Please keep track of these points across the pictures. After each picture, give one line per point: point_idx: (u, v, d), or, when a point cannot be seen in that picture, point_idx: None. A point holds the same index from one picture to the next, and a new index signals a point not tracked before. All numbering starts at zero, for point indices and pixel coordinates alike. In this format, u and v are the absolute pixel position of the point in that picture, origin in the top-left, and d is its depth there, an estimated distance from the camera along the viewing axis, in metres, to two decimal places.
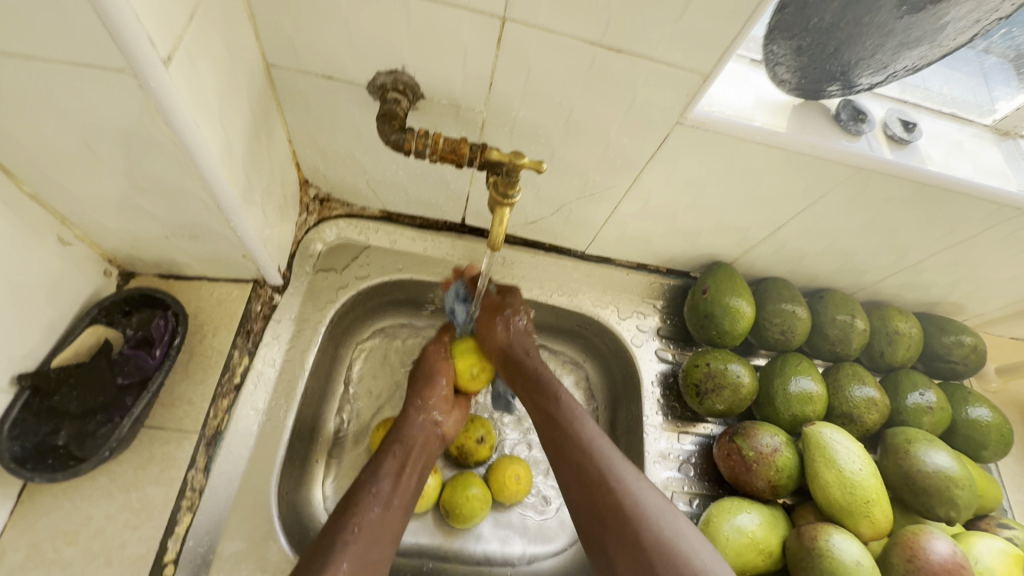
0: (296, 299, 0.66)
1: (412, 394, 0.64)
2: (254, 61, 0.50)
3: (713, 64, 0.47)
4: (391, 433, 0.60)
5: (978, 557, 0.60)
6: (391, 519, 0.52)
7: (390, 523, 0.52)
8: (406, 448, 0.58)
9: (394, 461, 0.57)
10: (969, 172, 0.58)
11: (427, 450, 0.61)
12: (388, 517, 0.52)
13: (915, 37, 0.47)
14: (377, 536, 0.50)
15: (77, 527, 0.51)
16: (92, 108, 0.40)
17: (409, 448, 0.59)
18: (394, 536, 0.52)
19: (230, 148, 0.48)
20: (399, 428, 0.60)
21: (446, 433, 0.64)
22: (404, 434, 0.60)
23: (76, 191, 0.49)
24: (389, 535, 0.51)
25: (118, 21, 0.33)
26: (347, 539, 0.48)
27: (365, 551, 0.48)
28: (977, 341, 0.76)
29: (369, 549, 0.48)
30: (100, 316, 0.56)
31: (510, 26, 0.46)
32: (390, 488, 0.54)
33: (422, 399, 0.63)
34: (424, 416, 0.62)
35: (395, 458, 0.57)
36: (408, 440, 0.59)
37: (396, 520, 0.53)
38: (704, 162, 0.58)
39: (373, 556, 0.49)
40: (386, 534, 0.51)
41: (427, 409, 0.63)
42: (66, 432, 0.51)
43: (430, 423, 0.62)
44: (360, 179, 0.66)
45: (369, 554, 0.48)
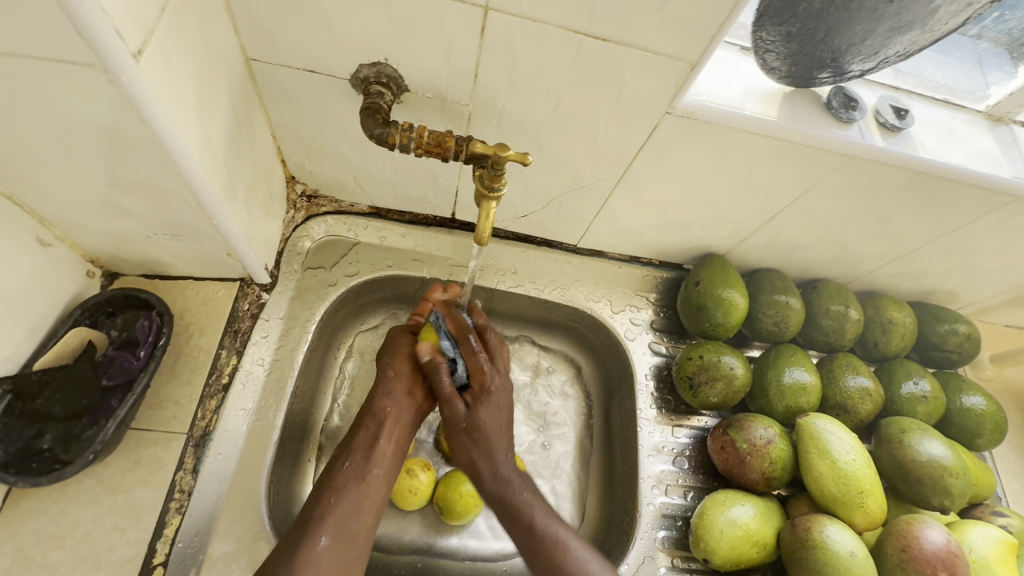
0: (285, 297, 0.65)
1: (383, 363, 0.61)
2: (233, 55, 0.49)
3: (700, 53, 0.46)
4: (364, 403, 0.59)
5: (972, 545, 0.60)
6: (370, 490, 0.53)
7: (370, 493, 0.53)
8: (378, 421, 0.57)
9: (367, 434, 0.56)
10: (962, 159, 0.58)
11: (401, 422, 0.58)
12: (365, 490, 0.53)
13: (905, 21, 0.46)
14: (358, 506, 0.52)
15: (65, 530, 0.51)
16: (64, 106, 0.39)
17: (383, 419, 0.57)
18: (375, 506, 0.53)
19: (209, 145, 0.47)
20: (372, 399, 0.58)
21: (421, 403, 0.60)
22: (376, 407, 0.58)
23: (54, 191, 0.48)
24: (368, 505, 0.53)
25: (84, 13, 0.32)
26: (324, 514, 0.50)
27: (343, 522, 0.50)
28: (972, 329, 0.76)
29: (348, 519, 0.51)
30: (84, 318, 0.56)
31: (494, 16, 0.45)
32: (364, 462, 0.54)
33: (391, 372, 0.59)
34: (397, 387, 0.59)
35: (368, 432, 0.56)
36: (379, 411, 0.57)
37: (376, 490, 0.54)
38: (695, 153, 0.57)
39: (352, 526, 0.51)
40: (368, 505, 0.53)
41: (400, 380, 0.59)
42: (52, 435, 0.50)
43: (404, 392, 0.59)
44: (347, 175, 0.65)
45: (349, 526, 0.50)
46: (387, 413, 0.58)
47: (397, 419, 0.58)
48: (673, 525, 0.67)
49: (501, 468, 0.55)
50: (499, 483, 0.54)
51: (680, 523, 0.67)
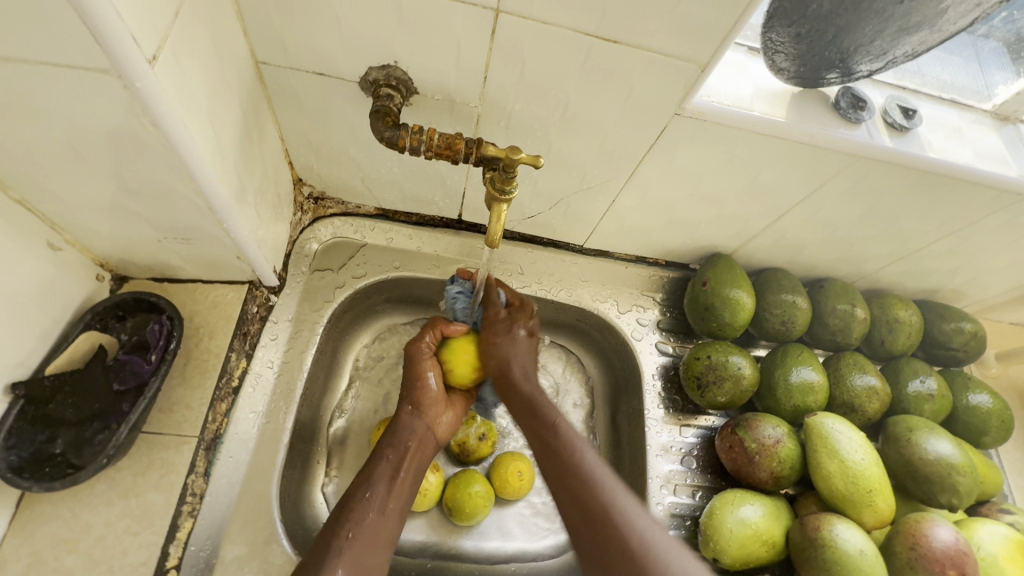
0: (293, 300, 0.65)
1: (405, 397, 0.61)
2: (242, 58, 0.49)
3: (711, 54, 0.46)
4: (383, 437, 0.58)
5: (981, 543, 0.60)
6: (386, 524, 0.52)
7: (385, 527, 0.52)
8: (398, 453, 0.57)
9: (388, 468, 0.55)
10: (969, 159, 0.58)
11: (416, 461, 0.58)
12: (384, 522, 0.52)
13: (914, 21, 0.46)
14: (374, 542, 0.50)
15: (77, 535, 0.51)
16: (77, 112, 0.39)
17: (403, 451, 0.57)
18: (389, 541, 0.51)
19: (220, 148, 0.47)
20: (392, 431, 0.58)
21: (440, 435, 0.61)
22: (397, 438, 0.58)
23: (64, 196, 0.48)
24: (383, 540, 0.51)
25: (99, 19, 0.32)
26: (341, 547, 0.48)
27: (359, 558, 0.48)
28: (977, 327, 0.76)
29: (363, 555, 0.48)
30: (94, 322, 0.55)
31: (504, 18, 0.45)
32: (384, 494, 0.53)
33: (414, 405, 0.60)
34: (417, 419, 0.59)
35: (389, 462, 0.56)
36: (401, 444, 0.58)
37: (391, 525, 0.52)
38: (704, 154, 0.57)
39: (365, 562, 0.48)
40: (381, 539, 0.51)
41: (421, 413, 0.60)
42: (64, 439, 0.51)
43: (423, 426, 0.59)
44: (355, 177, 0.65)
45: (363, 561, 0.48)
46: (408, 446, 0.58)
47: (415, 454, 0.58)
48: (682, 525, 0.67)
49: (529, 368, 0.61)
50: (530, 387, 0.60)
51: (688, 522, 0.67)
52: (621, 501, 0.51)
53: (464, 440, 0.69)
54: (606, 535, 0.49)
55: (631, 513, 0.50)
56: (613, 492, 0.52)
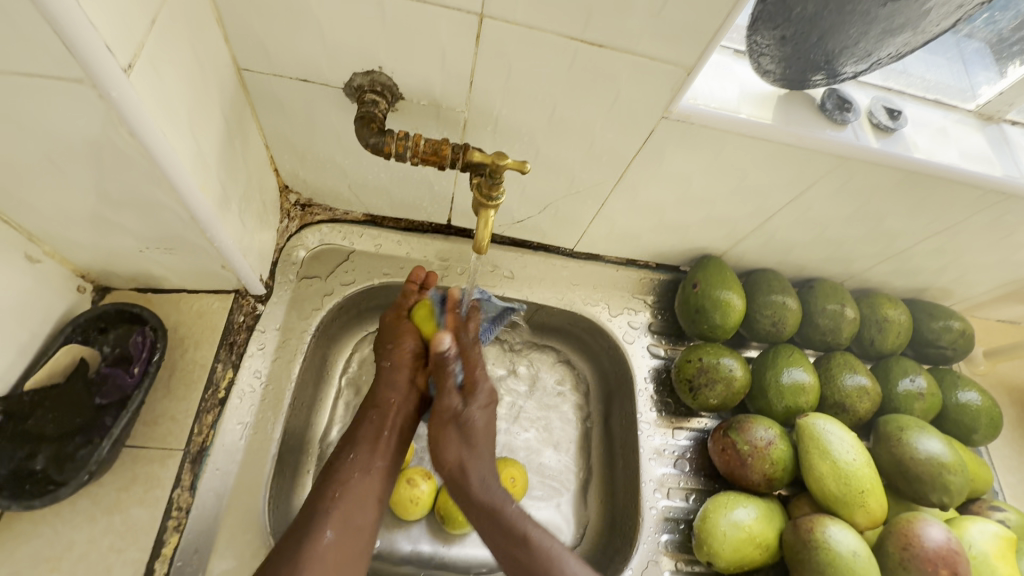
0: (281, 308, 0.65)
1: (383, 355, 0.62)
2: (224, 65, 0.48)
3: (696, 58, 0.46)
4: (366, 400, 0.60)
5: (972, 541, 0.60)
6: (372, 483, 0.54)
7: (371, 487, 0.54)
8: (381, 413, 0.58)
9: (372, 427, 0.57)
10: (954, 159, 0.58)
11: (397, 416, 0.59)
12: (369, 481, 0.54)
13: (898, 23, 0.46)
14: (363, 500, 0.53)
15: (60, 553, 0.50)
16: (50, 122, 0.38)
17: (386, 410, 0.58)
18: (378, 500, 0.54)
19: (202, 157, 0.46)
20: (374, 394, 0.60)
21: (425, 388, 0.62)
22: (380, 399, 0.59)
23: (41, 207, 0.46)
24: (370, 498, 0.53)
25: (71, 27, 0.31)
26: (327, 508, 0.50)
27: (348, 516, 0.51)
28: (965, 325, 0.77)
29: (351, 514, 0.51)
30: (76, 334, 0.54)
31: (489, 23, 0.45)
32: (369, 455, 0.55)
33: (389, 360, 0.61)
34: (398, 375, 0.60)
35: (372, 424, 0.57)
36: (383, 402, 0.59)
37: (376, 484, 0.54)
38: (692, 156, 0.57)
39: (355, 520, 0.51)
40: (368, 498, 0.53)
41: (400, 368, 0.60)
42: (44, 456, 0.50)
43: (401, 381, 0.60)
44: (342, 183, 0.64)
45: (352, 519, 0.51)
46: (390, 403, 0.59)
47: (399, 410, 0.59)
48: (677, 528, 0.67)
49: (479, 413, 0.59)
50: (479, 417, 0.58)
51: (683, 526, 0.67)
52: (567, 556, 0.51)
53: None
54: (528, 564, 0.51)
55: (542, 538, 0.52)
56: (530, 527, 0.53)
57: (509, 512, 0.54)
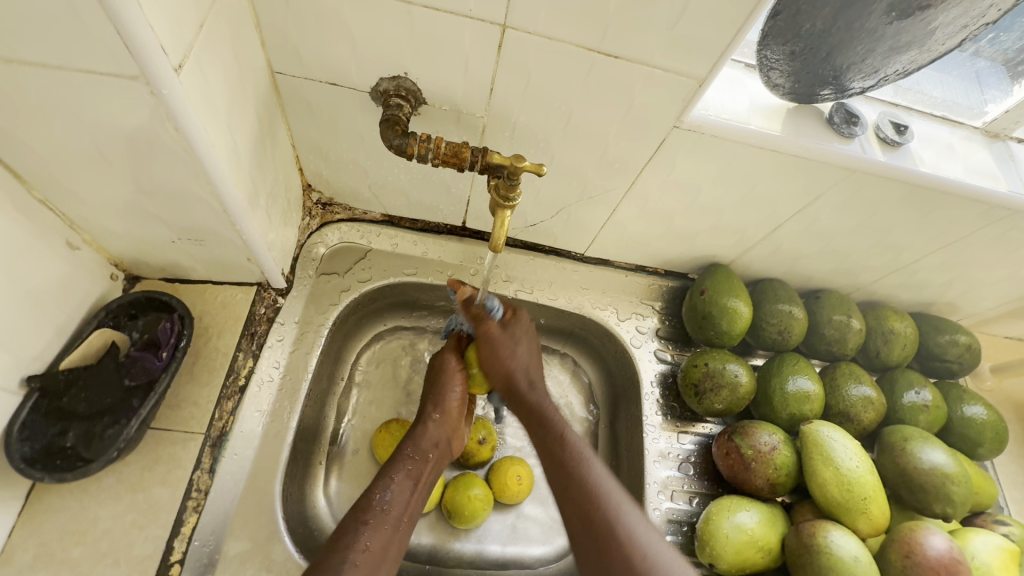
0: (300, 302, 0.67)
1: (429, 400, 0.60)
2: (259, 68, 0.51)
3: (707, 70, 0.48)
4: (403, 445, 0.56)
5: (975, 552, 0.61)
6: (399, 535, 0.49)
7: (397, 540, 0.49)
8: (422, 466, 0.56)
9: (408, 475, 0.54)
10: (960, 174, 0.59)
11: (428, 470, 0.56)
12: (397, 534, 0.49)
13: (904, 41, 0.48)
14: (387, 552, 0.47)
15: (84, 527, 0.52)
16: (102, 115, 0.41)
17: (424, 461, 0.56)
18: (399, 554, 0.49)
19: (236, 153, 0.49)
20: (415, 439, 0.57)
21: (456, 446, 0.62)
22: (420, 447, 0.57)
23: (84, 196, 0.49)
24: (394, 551, 0.48)
25: (132, 28, 0.34)
26: (357, 557, 0.45)
27: (375, 566, 0.46)
28: (972, 339, 0.77)
29: (377, 567, 0.46)
30: (108, 319, 0.57)
31: (511, 33, 0.47)
32: (404, 501, 0.52)
33: (439, 411, 0.59)
34: (441, 428, 0.59)
35: (409, 472, 0.54)
36: (423, 453, 0.56)
37: (401, 538, 0.50)
38: (702, 165, 0.59)
39: (381, 571, 0.46)
40: (393, 549, 0.48)
41: (444, 421, 0.59)
42: (75, 433, 0.52)
43: (446, 437, 0.59)
44: (363, 184, 0.67)
45: (378, 569, 0.45)
46: (427, 456, 0.57)
47: (433, 464, 0.57)
48: (679, 530, 0.68)
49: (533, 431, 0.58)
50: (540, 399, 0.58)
51: (685, 528, 0.68)
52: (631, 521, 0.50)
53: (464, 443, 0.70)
54: (606, 540, 0.48)
55: (629, 516, 0.50)
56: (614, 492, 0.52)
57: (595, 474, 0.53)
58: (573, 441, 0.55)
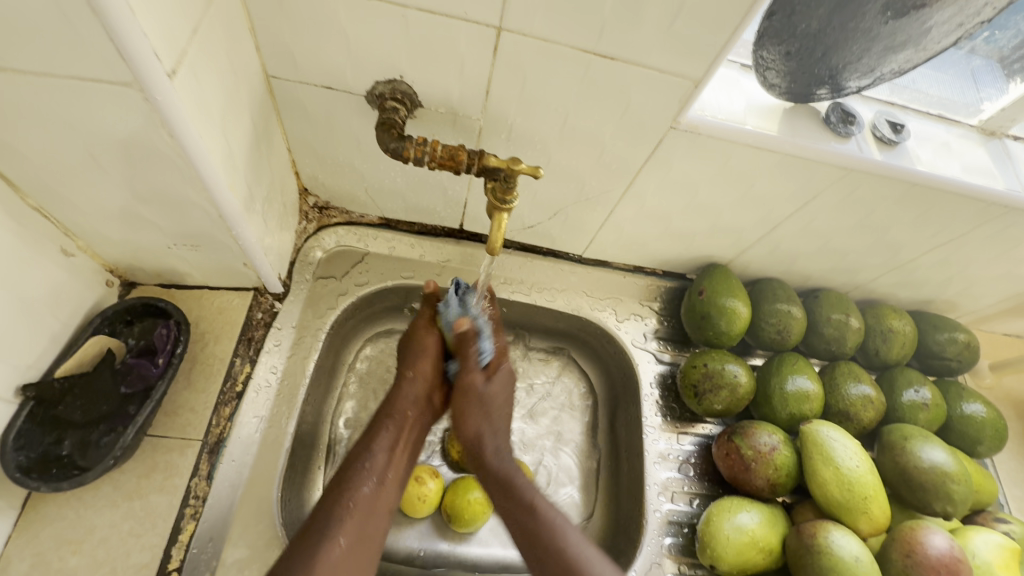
0: (297, 306, 0.67)
1: (405, 364, 0.61)
2: (254, 72, 0.51)
3: (703, 71, 0.48)
4: (382, 407, 0.58)
5: (976, 551, 0.61)
6: (386, 494, 0.54)
7: (386, 497, 0.54)
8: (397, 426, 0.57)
9: (387, 439, 0.56)
10: (956, 172, 0.59)
11: (410, 427, 0.58)
12: (382, 493, 0.53)
13: (900, 40, 0.48)
14: (375, 511, 0.52)
15: (81, 536, 0.52)
16: (95, 121, 0.40)
17: (403, 421, 0.57)
18: (389, 509, 0.54)
19: (231, 158, 0.48)
20: (390, 402, 0.58)
21: (436, 405, 0.62)
22: (395, 410, 0.58)
23: (78, 203, 0.49)
24: (380, 510, 0.53)
25: (124, 34, 0.34)
26: (342, 517, 0.49)
27: (360, 526, 0.50)
28: (971, 337, 0.77)
29: (362, 524, 0.50)
30: (103, 326, 0.57)
31: (506, 35, 0.47)
32: (384, 463, 0.54)
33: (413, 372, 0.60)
34: (415, 387, 0.60)
35: (389, 434, 0.56)
36: (399, 414, 0.58)
37: (391, 494, 0.54)
38: (699, 166, 0.59)
39: (366, 530, 0.50)
40: (380, 507, 0.53)
41: (419, 380, 0.60)
42: (70, 441, 0.52)
43: (424, 394, 0.60)
44: (359, 187, 0.67)
45: (365, 530, 0.50)
46: (406, 416, 0.58)
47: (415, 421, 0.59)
48: (679, 532, 0.67)
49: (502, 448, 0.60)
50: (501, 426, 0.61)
51: (685, 530, 0.68)
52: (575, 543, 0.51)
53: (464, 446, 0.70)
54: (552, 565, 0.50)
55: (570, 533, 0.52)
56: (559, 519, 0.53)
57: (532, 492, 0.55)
58: (545, 510, 0.54)
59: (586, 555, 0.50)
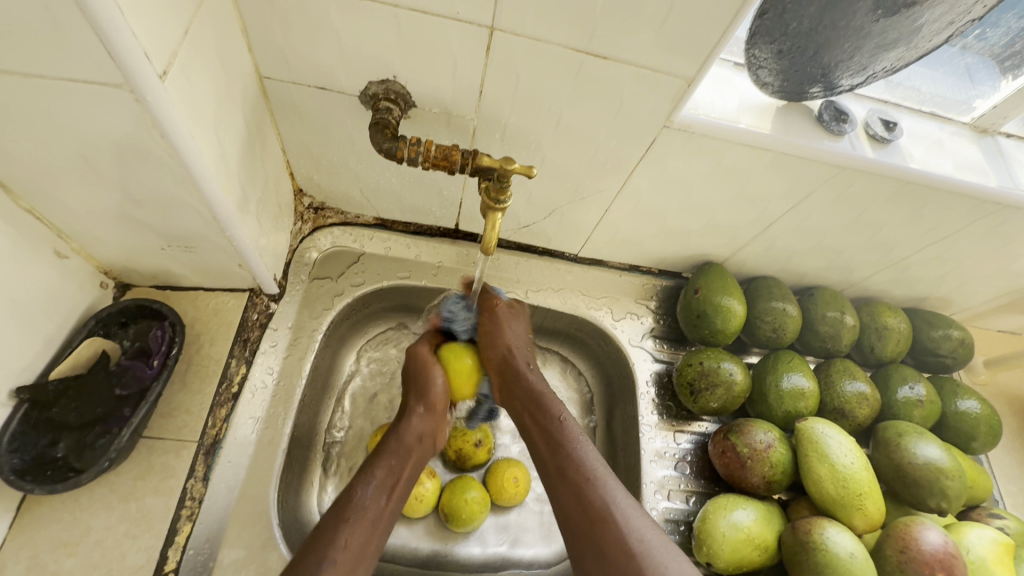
0: (293, 307, 0.67)
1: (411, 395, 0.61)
2: (247, 73, 0.51)
3: (696, 70, 0.48)
4: (388, 437, 0.58)
5: (970, 546, 0.61)
6: (378, 533, 0.50)
7: (375, 538, 0.50)
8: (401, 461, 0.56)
9: (388, 472, 0.54)
10: (949, 170, 0.60)
11: (408, 466, 0.57)
12: (376, 530, 0.50)
13: (891, 38, 0.48)
14: (364, 551, 0.48)
15: (77, 538, 0.51)
16: (87, 123, 0.40)
17: (406, 455, 0.57)
18: (375, 551, 0.49)
19: (224, 159, 0.48)
20: (397, 434, 0.58)
21: (437, 443, 0.62)
22: (400, 444, 0.58)
23: (72, 205, 0.49)
24: (371, 550, 0.49)
25: (114, 35, 0.34)
26: (334, 556, 0.45)
27: (351, 567, 0.46)
28: (965, 334, 0.78)
29: (355, 565, 0.46)
30: (97, 328, 0.57)
31: (499, 35, 0.47)
32: (382, 500, 0.52)
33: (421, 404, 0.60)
34: (423, 419, 0.60)
35: (390, 469, 0.55)
36: (404, 447, 0.58)
37: (380, 536, 0.50)
38: (693, 165, 0.59)
39: (355, 573, 0.46)
40: (369, 549, 0.48)
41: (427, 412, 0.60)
42: (65, 444, 0.52)
43: (429, 432, 0.60)
44: (354, 188, 0.67)
45: (354, 572, 0.46)
46: (410, 450, 0.58)
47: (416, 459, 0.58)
48: (676, 529, 0.68)
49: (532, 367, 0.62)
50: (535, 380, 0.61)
51: (682, 527, 0.68)
52: (618, 498, 0.50)
53: (460, 446, 0.70)
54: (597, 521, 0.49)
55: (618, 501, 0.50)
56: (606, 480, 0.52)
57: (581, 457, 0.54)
58: (569, 442, 0.55)
59: (634, 526, 0.48)
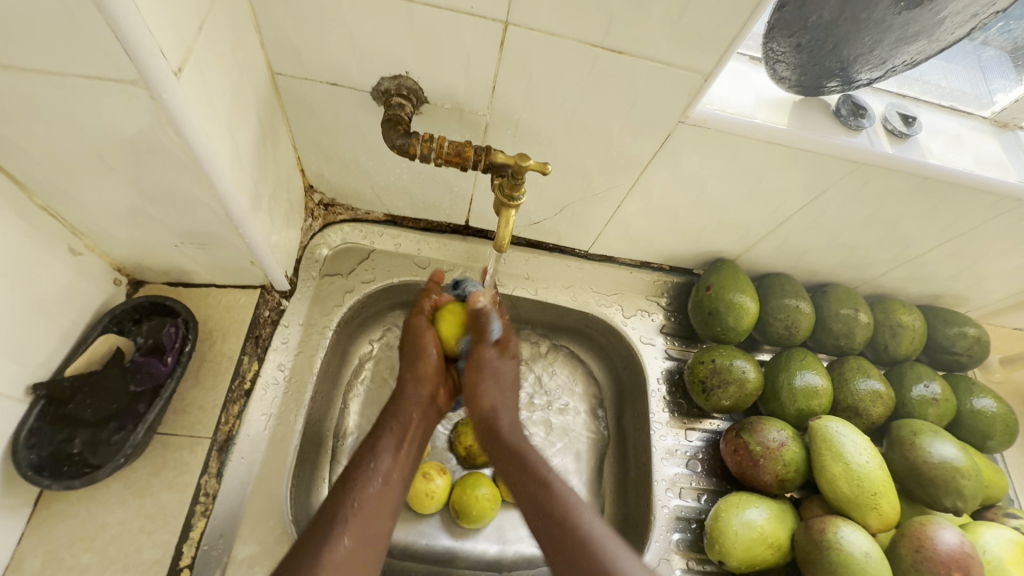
0: (304, 304, 0.67)
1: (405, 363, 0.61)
2: (259, 69, 0.51)
3: (713, 64, 0.48)
4: (388, 408, 0.58)
5: (986, 546, 0.60)
6: (389, 494, 0.51)
7: (389, 497, 0.51)
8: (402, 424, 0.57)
9: (392, 441, 0.55)
10: (969, 165, 0.59)
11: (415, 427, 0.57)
12: (388, 491, 0.51)
13: (913, 32, 0.47)
14: (380, 509, 0.49)
15: (94, 533, 0.52)
16: (102, 120, 0.40)
17: (407, 423, 0.57)
18: (393, 511, 0.51)
19: (237, 155, 0.48)
20: (398, 399, 0.58)
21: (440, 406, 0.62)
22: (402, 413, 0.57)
23: (86, 201, 0.49)
24: (388, 509, 0.50)
25: (129, 32, 0.33)
26: (348, 514, 0.47)
27: (366, 526, 0.47)
28: (981, 332, 0.77)
29: (370, 524, 0.48)
30: (111, 325, 0.57)
31: (514, 30, 0.47)
32: (390, 464, 0.53)
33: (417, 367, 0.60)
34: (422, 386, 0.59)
35: (392, 435, 0.55)
36: (404, 416, 0.57)
37: (394, 495, 0.51)
38: (708, 160, 0.58)
39: (372, 531, 0.48)
40: (384, 507, 0.50)
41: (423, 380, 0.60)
42: (80, 440, 0.52)
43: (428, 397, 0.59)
44: (365, 185, 0.67)
45: (370, 530, 0.47)
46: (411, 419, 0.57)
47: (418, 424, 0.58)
48: (688, 527, 0.68)
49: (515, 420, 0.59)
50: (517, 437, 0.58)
51: (694, 525, 0.68)
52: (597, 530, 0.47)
53: (471, 443, 0.70)
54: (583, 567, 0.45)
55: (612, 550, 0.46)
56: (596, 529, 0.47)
57: (548, 502, 0.51)
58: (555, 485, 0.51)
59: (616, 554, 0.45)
